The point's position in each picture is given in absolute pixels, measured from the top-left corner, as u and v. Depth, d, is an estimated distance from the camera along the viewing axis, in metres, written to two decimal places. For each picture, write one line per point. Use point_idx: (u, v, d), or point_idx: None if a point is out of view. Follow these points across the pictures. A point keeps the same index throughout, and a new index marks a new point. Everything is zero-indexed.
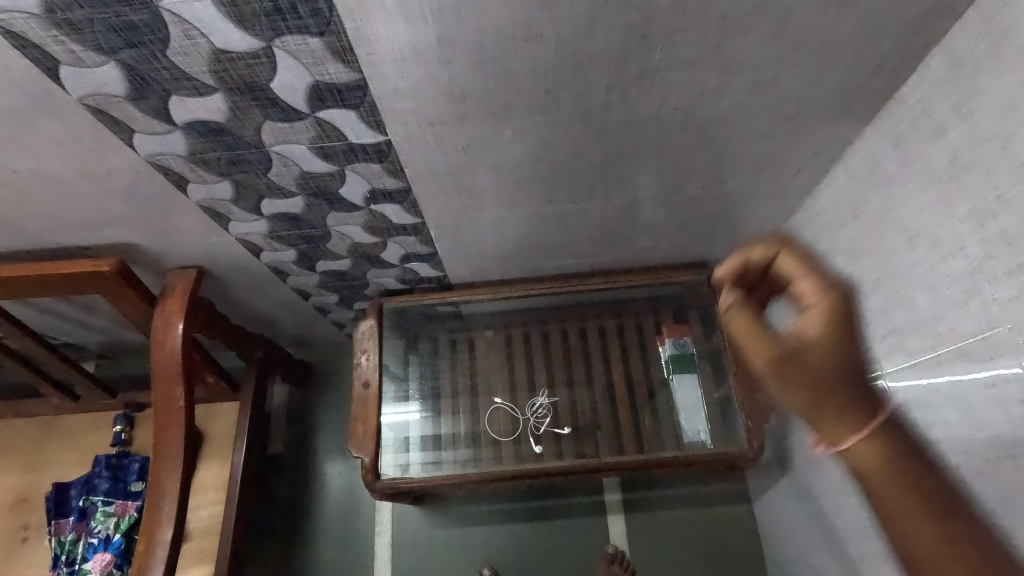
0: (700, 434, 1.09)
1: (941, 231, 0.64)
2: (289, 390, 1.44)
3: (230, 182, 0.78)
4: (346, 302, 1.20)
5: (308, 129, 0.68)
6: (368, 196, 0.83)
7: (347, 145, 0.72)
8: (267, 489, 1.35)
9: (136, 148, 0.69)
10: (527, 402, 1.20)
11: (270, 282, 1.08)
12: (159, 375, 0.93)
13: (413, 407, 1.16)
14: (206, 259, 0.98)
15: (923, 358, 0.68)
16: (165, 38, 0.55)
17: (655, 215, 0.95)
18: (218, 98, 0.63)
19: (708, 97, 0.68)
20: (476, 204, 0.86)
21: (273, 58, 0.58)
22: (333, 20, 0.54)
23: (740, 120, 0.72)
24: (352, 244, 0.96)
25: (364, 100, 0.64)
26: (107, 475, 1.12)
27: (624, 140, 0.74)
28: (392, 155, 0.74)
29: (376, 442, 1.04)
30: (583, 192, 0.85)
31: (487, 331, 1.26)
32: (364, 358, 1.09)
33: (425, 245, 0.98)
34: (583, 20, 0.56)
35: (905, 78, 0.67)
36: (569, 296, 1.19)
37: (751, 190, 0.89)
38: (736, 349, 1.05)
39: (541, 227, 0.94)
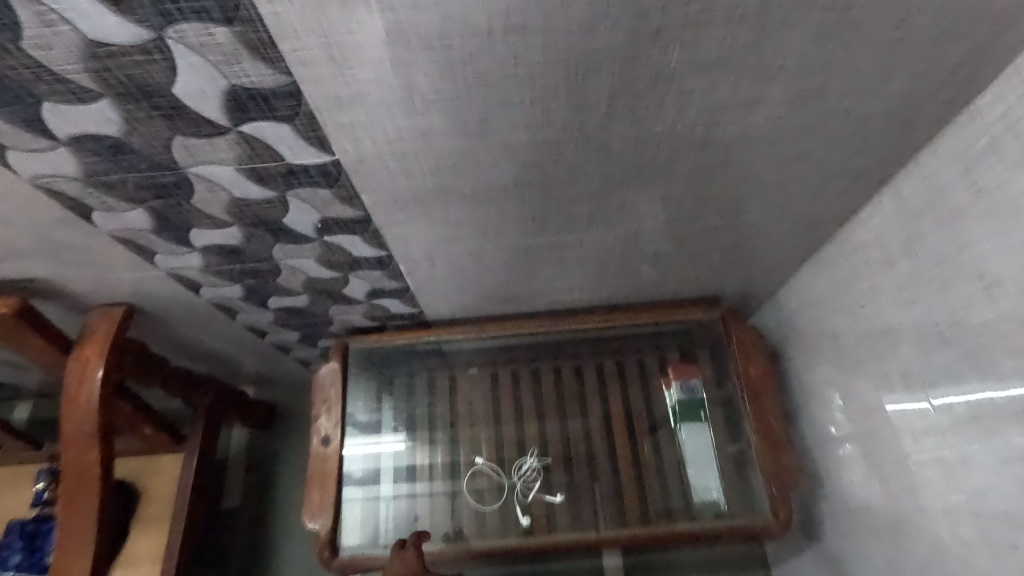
0: (712, 492, 0.97)
1: None
2: (248, 433, 1.28)
3: (145, 211, 0.62)
4: (308, 339, 1.05)
5: (231, 147, 0.53)
6: (321, 227, 0.68)
7: (286, 166, 0.56)
8: (221, 549, 1.19)
9: (12, 168, 0.53)
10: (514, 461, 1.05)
11: (217, 319, 0.93)
12: (70, 436, 0.78)
13: (385, 438, 1.04)
14: (136, 296, 0.83)
15: (1014, 443, 0.54)
16: (13, 24, 0.40)
17: (664, 246, 0.81)
18: (105, 106, 0.47)
19: (739, 110, 0.54)
20: (452, 235, 0.72)
21: (169, 54, 0.43)
22: (242, 3, 0.39)
23: (774, 138, 0.59)
24: (308, 279, 0.82)
25: (300, 110, 0.49)
26: (20, 546, 0.96)
27: (630, 161, 0.60)
28: (343, 180, 0.59)
29: (336, 510, 0.90)
30: (580, 221, 0.71)
31: (471, 369, 1.10)
32: (323, 411, 0.95)
33: (395, 280, 0.84)
34: (581, 7, 0.42)
35: (983, 89, 0.53)
36: (564, 335, 1.04)
37: (778, 219, 0.75)
38: (757, 400, 0.92)
39: (530, 260, 0.80)
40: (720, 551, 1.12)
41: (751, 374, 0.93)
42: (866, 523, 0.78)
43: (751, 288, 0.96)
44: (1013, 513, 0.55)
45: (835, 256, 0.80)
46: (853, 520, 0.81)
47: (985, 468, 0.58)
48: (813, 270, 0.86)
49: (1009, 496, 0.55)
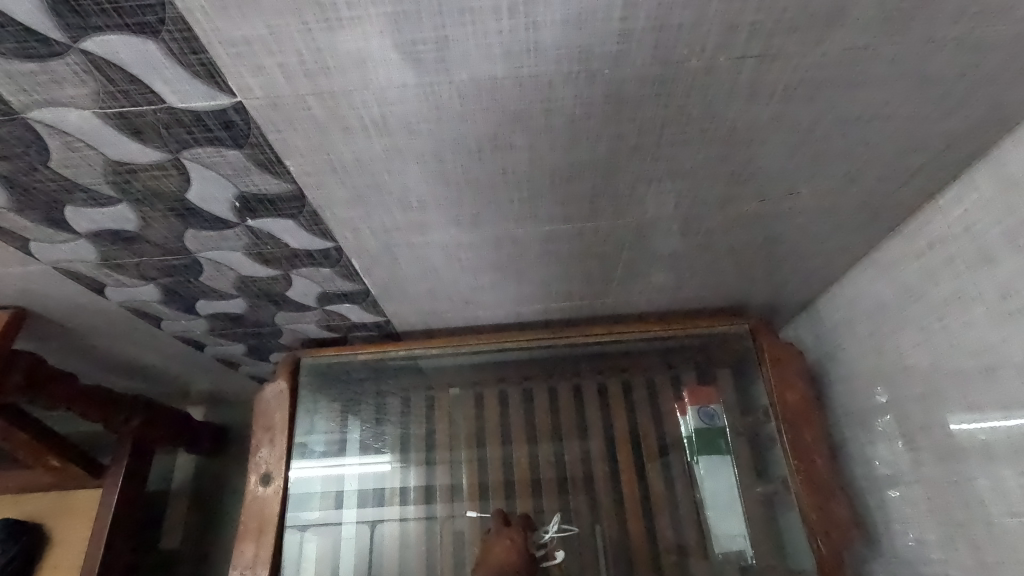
0: (737, 541, 0.80)
1: None
2: (195, 463, 1.10)
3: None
4: (258, 353, 0.88)
5: (79, 77, 0.38)
6: (240, 206, 0.52)
7: (169, 113, 0.41)
8: None
9: None
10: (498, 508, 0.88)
11: (139, 327, 0.77)
12: None
13: (348, 459, 0.88)
14: (28, 297, 0.67)
15: None
16: None
17: (688, 241, 0.64)
18: None
19: (803, 32, 0.38)
20: (418, 223, 0.55)
21: None
22: None
23: (846, 84, 0.43)
24: (240, 277, 0.66)
25: (163, 17, 0.34)
26: None
27: (650, 115, 0.44)
28: (254, 136, 0.43)
29: (274, 563, 0.72)
30: (582, 205, 0.55)
31: (451, 390, 0.93)
32: (264, 442, 0.78)
33: (350, 281, 0.67)
34: None
35: None
36: (561, 352, 0.87)
37: (834, 205, 0.59)
38: (798, 434, 0.74)
39: (519, 258, 0.64)
40: None
41: (788, 401, 0.76)
42: None
43: (788, 296, 0.79)
44: None
45: (901, 256, 0.64)
46: None
47: None
48: (868, 274, 0.69)
49: None
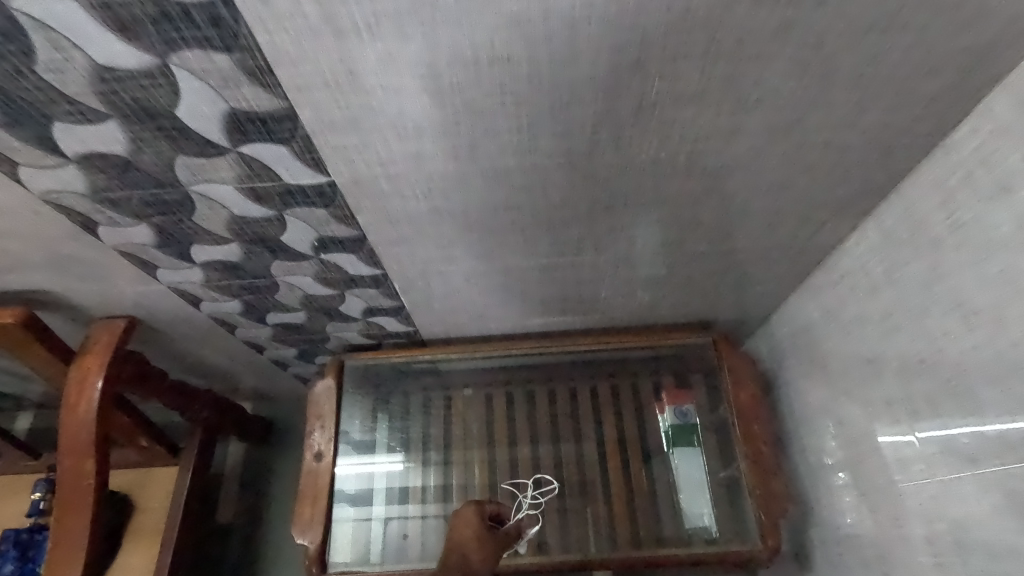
0: (704, 518, 0.96)
1: (1008, 311, 0.51)
2: (244, 449, 1.28)
3: (148, 226, 0.65)
4: (306, 355, 1.06)
5: (232, 166, 0.55)
6: (318, 245, 0.70)
7: (283, 186, 0.59)
8: (212, 563, 1.19)
9: (22, 182, 0.56)
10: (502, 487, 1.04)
11: (215, 332, 0.95)
12: (67, 448, 0.79)
13: (379, 458, 1.04)
14: (137, 308, 0.85)
15: (989, 470, 0.55)
16: (28, 50, 0.42)
17: (656, 270, 0.82)
18: (113, 126, 0.50)
19: (720, 139, 0.56)
20: (447, 255, 0.73)
21: (172, 79, 0.45)
22: (242, 33, 0.41)
23: (757, 167, 0.60)
24: (305, 295, 0.84)
25: (296, 132, 0.51)
26: (14, 555, 0.96)
27: (617, 186, 0.62)
28: (339, 200, 0.61)
29: (327, 525, 0.90)
30: (570, 244, 0.73)
31: (465, 390, 1.11)
32: (318, 426, 0.96)
33: (390, 298, 0.85)
34: (561, 40, 0.44)
35: (957, 122, 0.55)
36: (558, 357, 1.04)
37: (766, 245, 0.76)
38: (747, 426, 0.92)
39: (522, 281, 0.82)
40: None
41: (741, 399, 0.94)
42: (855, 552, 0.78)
43: (744, 313, 0.96)
44: (992, 543, 0.55)
45: (823, 284, 0.81)
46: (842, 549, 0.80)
47: (965, 496, 0.58)
48: (802, 297, 0.87)
49: (988, 525, 0.56)
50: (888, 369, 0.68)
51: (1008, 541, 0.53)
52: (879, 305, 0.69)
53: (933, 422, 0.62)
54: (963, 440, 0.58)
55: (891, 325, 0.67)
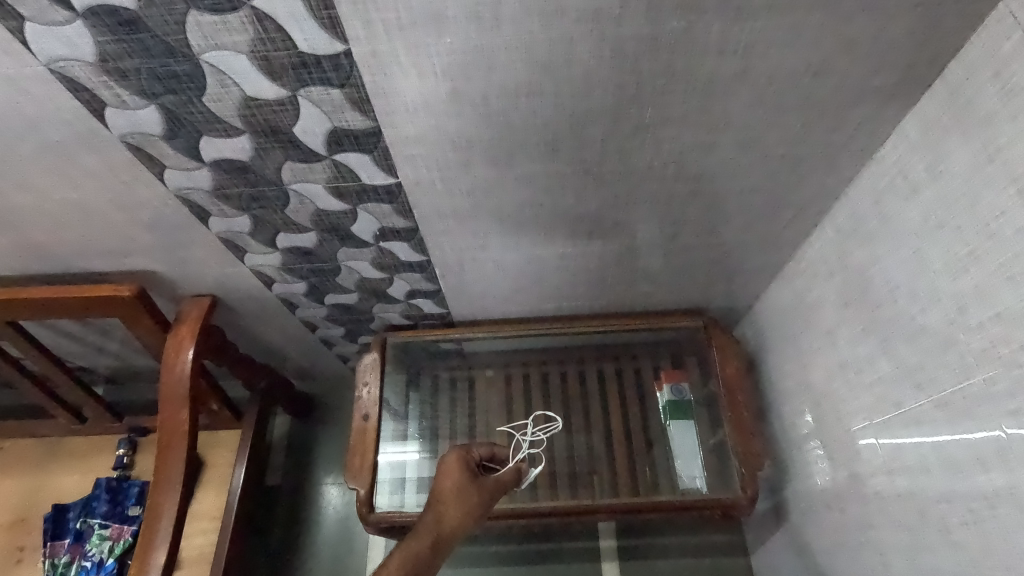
0: (696, 481, 1.06)
1: (919, 284, 0.68)
2: (290, 421, 1.46)
3: (249, 217, 0.82)
4: (350, 335, 1.23)
5: (325, 170, 0.72)
6: (378, 234, 0.87)
7: (361, 185, 0.76)
8: (262, 519, 1.35)
9: (165, 182, 0.74)
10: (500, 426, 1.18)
11: (279, 312, 1.12)
12: (167, 399, 0.96)
13: (410, 446, 1.13)
14: (219, 288, 1.02)
15: (909, 408, 0.71)
16: (202, 86, 0.60)
17: (654, 260, 0.98)
18: (245, 139, 0.67)
19: (699, 152, 0.72)
20: (481, 244, 0.90)
21: (297, 106, 0.62)
22: (353, 75, 0.58)
23: (731, 174, 0.77)
24: (360, 278, 1.01)
25: (379, 145, 0.68)
26: (106, 498, 1.18)
27: (620, 188, 0.78)
28: (402, 197, 0.78)
29: (374, 474, 1.03)
30: (581, 236, 0.89)
31: (487, 370, 1.24)
32: (364, 390, 1.08)
33: (430, 281, 1.02)
34: (579, 80, 0.61)
35: (884, 140, 0.71)
36: (570, 339, 1.18)
37: (744, 239, 0.92)
38: (731, 395, 1.05)
39: (541, 268, 0.98)
40: (703, 538, 1.25)
41: (728, 373, 1.06)
42: (819, 496, 0.93)
43: (731, 301, 1.12)
44: (911, 466, 0.71)
45: (793, 273, 0.96)
46: (809, 495, 0.96)
47: (894, 433, 0.74)
48: (778, 285, 1.02)
49: (909, 453, 0.71)
50: (840, 338, 0.84)
51: (923, 463, 0.69)
52: (833, 287, 0.84)
53: (872, 378, 0.77)
54: (892, 389, 0.74)
55: (843, 302, 0.82)
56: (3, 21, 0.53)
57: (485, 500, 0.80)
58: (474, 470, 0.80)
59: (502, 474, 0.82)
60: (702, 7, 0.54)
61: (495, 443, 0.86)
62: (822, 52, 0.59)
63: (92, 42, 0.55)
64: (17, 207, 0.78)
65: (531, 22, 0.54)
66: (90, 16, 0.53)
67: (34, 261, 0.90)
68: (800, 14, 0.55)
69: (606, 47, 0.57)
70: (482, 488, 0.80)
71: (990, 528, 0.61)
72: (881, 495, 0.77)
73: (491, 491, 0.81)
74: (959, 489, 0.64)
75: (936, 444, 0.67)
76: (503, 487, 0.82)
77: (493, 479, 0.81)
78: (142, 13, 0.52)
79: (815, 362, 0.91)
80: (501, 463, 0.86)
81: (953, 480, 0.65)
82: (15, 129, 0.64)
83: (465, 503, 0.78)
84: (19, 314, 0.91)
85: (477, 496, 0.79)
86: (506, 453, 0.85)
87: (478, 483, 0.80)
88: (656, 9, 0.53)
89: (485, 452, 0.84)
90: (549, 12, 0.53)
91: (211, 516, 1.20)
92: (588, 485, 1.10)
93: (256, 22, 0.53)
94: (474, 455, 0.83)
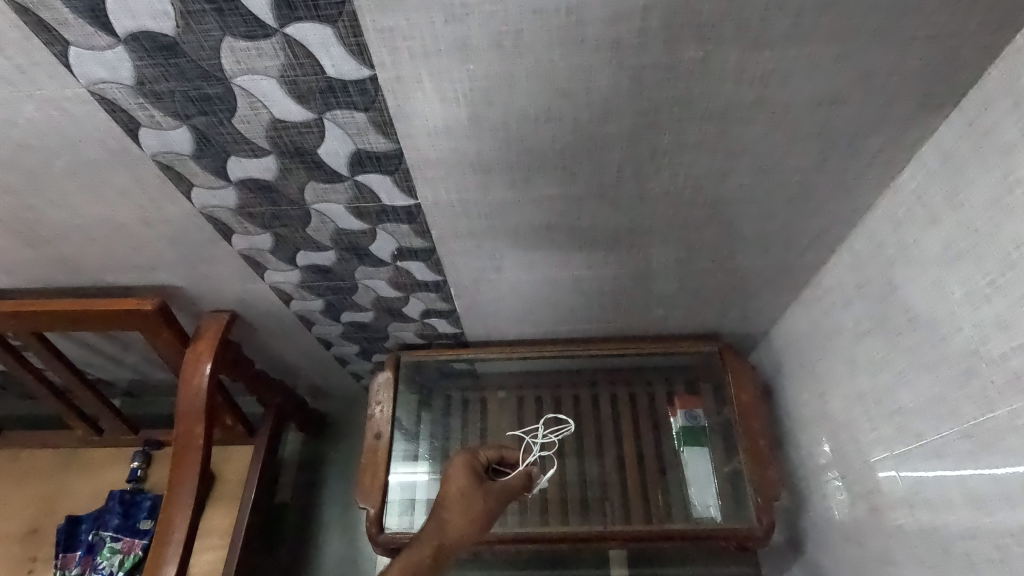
0: (710, 509, 1.04)
1: (938, 313, 0.67)
2: (301, 439, 1.46)
3: (271, 234, 0.84)
4: (365, 353, 1.24)
5: (346, 190, 0.74)
6: (396, 253, 0.88)
7: (381, 206, 0.77)
8: (272, 536, 1.35)
9: (192, 201, 0.76)
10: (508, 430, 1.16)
11: (295, 328, 1.13)
12: (183, 413, 0.97)
13: (421, 467, 1.11)
14: (238, 304, 1.04)
15: (931, 440, 0.69)
16: (233, 108, 0.62)
17: (669, 284, 0.98)
18: (271, 160, 0.69)
19: (716, 178, 0.73)
20: (496, 265, 0.91)
21: (322, 128, 0.64)
22: (378, 99, 0.60)
23: (747, 200, 0.77)
24: (377, 297, 1.02)
25: (400, 166, 0.70)
26: (119, 511, 1.19)
27: (636, 213, 0.79)
28: (421, 218, 0.79)
29: (383, 494, 1.02)
30: (596, 259, 0.89)
31: (499, 392, 1.22)
32: (376, 409, 1.08)
33: (445, 301, 1.02)
34: (598, 106, 0.62)
35: (902, 168, 0.71)
36: (584, 362, 1.16)
37: (761, 264, 0.92)
38: (747, 422, 1.02)
39: (556, 290, 0.98)
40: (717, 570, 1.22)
41: (742, 399, 1.04)
42: (837, 529, 0.90)
43: (746, 327, 1.11)
44: (934, 499, 0.70)
45: (810, 300, 0.96)
46: (827, 528, 0.93)
47: (915, 465, 0.72)
48: (794, 312, 1.01)
49: (931, 486, 0.70)
50: (859, 367, 0.83)
51: (946, 496, 0.68)
52: (852, 314, 0.84)
53: (891, 408, 0.76)
54: (912, 420, 0.72)
55: (861, 330, 0.81)
56: (50, 45, 0.55)
57: (491, 506, 0.79)
58: (480, 473, 0.80)
59: (510, 478, 0.80)
60: (719, 37, 0.55)
61: (504, 447, 0.86)
62: (839, 81, 0.60)
63: (131, 66, 0.57)
64: (49, 222, 0.80)
65: (552, 50, 0.55)
66: (131, 42, 0.55)
67: (61, 274, 0.92)
68: (817, 44, 0.56)
69: (624, 74, 0.58)
70: (488, 493, 0.79)
71: (1016, 566, 0.59)
72: (902, 529, 0.75)
73: (498, 497, 0.79)
74: (985, 524, 0.62)
75: (958, 476, 0.66)
76: (511, 491, 0.81)
77: (499, 484, 0.80)
78: (180, 39, 0.55)
79: (833, 390, 0.89)
80: (512, 467, 0.85)
81: (978, 515, 0.63)
82: (53, 147, 0.67)
83: (469, 511, 0.78)
84: (44, 327, 0.93)
85: (482, 502, 0.78)
86: (515, 456, 0.85)
87: (484, 487, 0.79)
88: (674, 39, 0.55)
89: (493, 456, 0.84)
90: (569, 41, 0.55)
91: (220, 532, 1.20)
92: (599, 509, 1.08)
93: (287, 48, 0.55)
94: (481, 459, 0.82)
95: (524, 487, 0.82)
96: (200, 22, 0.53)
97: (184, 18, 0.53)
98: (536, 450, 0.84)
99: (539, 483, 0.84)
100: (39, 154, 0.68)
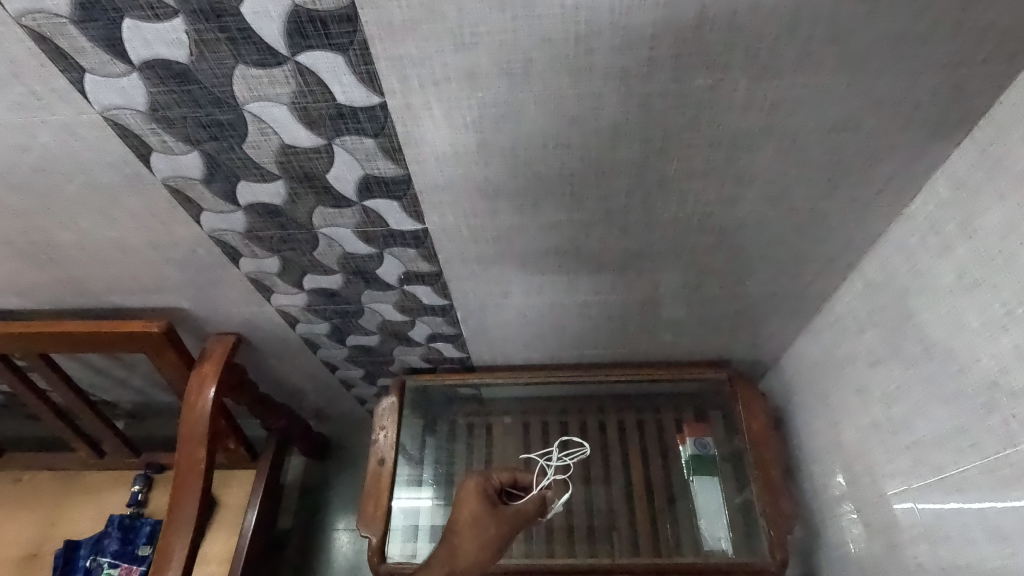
0: (721, 542, 1.01)
1: (956, 343, 0.66)
2: (305, 462, 1.44)
3: (278, 258, 0.84)
4: (369, 377, 1.22)
5: (354, 215, 0.74)
6: (402, 277, 0.88)
7: (388, 231, 0.77)
8: (271, 564, 1.33)
9: (201, 224, 0.76)
10: (514, 457, 1.14)
11: (300, 351, 1.12)
12: (185, 436, 0.96)
13: (425, 493, 1.08)
14: (244, 327, 1.03)
15: (951, 475, 0.67)
16: (244, 133, 0.62)
17: (677, 311, 0.97)
18: (280, 184, 0.70)
19: (724, 205, 0.72)
20: (503, 290, 0.90)
21: (332, 154, 0.64)
22: (387, 125, 0.60)
23: (756, 226, 0.76)
24: (382, 321, 1.01)
25: (408, 192, 0.70)
26: (118, 536, 1.18)
27: (643, 238, 0.79)
28: (428, 243, 0.79)
29: (386, 522, 0.99)
30: (604, 285, 0.89)
31: (505, 417, 1.19)
32: (381, 434, 1.06)
33: (451, 326, 1.02)
34: (607, 133, 0.62)
35: (912, 197, 0.71)
36: (590, 389, 1.14)
37: (771, 290, 0.90)
38: (759, 451, 0.99)
39: (563, 315, 0.97)
40: None
41: (753, 428, 1.01)
42: (852, 564, 0.87)
43: (757, 354, 1.09)
44: (956, 536, 0.67)
45: (820, 327, 0.94)
46: (843, 564, 0.90)
47: (935, 501, 0.70)
48: (805, 338, 1.00)
49: (952, 521, 0.67)
50: (873, 397, 0.81)
51: (969, 534, 0.65)
52: (865, 342, 0.82)
53: (909, 440, 0.74)
54: (930, 452, 0.70)
55: (875, 358, 0.80)
56: (66, 73, 0.56)
57: (504, 533, 0.76)
58: (493, 498, 0.78)
59: (524, 502, 0.78)
60: (728, 65, 0.55)
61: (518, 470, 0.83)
62: (848, 110, 0.60)
63: (145, 93, 0.58)
64: (59, 245, 0.81)
65: (561, 79, 0.56)
66: (145, 70, 0.56)
67: (69, 296, 0.93)
68: (826, 73, 0.56)
69: (634, 102, 0.58)
70: (501, 519, 0.76)
71: None
72: (923, 568, 0.72)
73: (510, 522, 0.77)
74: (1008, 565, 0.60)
75: (980, 511, 0.63)
76: (524, 517, 0.78)
77: (513, 508, 0.78)
78: (193, 67, 0.55)
79: (846, 420, 0.88)
80: (524, 490, 0.82)
81: (1000, 555, 0.61)
82: (66, 172, 0.68)
83: (481, 537, 0.76)
84: (49, 348, 0.93)
85: (494, 528, 0.76)
86: (528, 479, 0.82)
87: (496, 513, 0.77)
88: (683, 68, 0.55)
89: (507, 479, 0.81)
90: (577, 70, 0.55)
91: (220, 559, 1.19)
92: (607, 540, 1.05)
93: (298, 76, 0.55)
94: (494, 483, 0.80)
95: (538, 512, 0.79)
96: (213, 50, 0.54)
97: (197, 47, 0.53)
98: (548, 473, 0.81)
99: (553, 508, 0.81)
100: (51, 178, 0.69)
